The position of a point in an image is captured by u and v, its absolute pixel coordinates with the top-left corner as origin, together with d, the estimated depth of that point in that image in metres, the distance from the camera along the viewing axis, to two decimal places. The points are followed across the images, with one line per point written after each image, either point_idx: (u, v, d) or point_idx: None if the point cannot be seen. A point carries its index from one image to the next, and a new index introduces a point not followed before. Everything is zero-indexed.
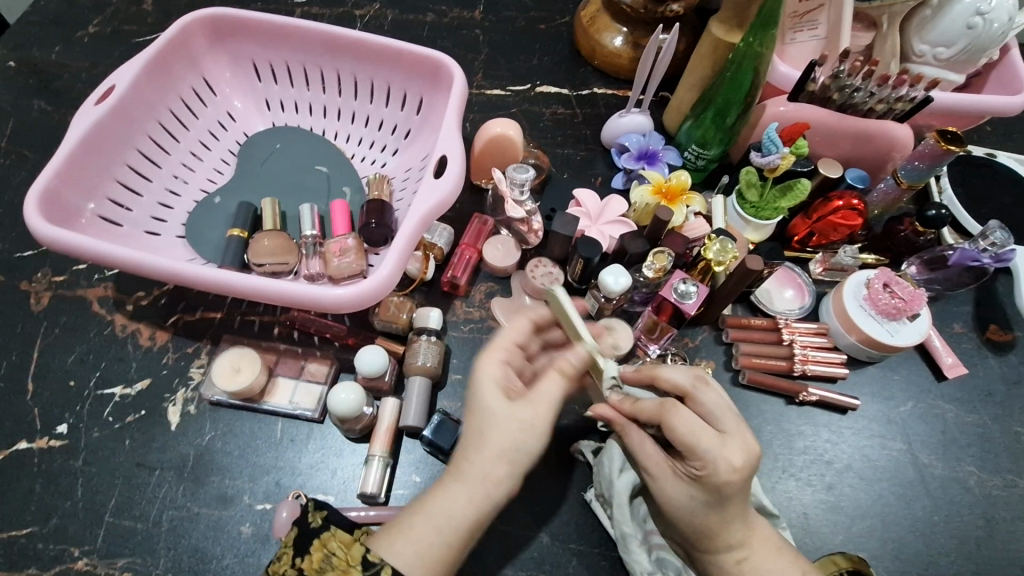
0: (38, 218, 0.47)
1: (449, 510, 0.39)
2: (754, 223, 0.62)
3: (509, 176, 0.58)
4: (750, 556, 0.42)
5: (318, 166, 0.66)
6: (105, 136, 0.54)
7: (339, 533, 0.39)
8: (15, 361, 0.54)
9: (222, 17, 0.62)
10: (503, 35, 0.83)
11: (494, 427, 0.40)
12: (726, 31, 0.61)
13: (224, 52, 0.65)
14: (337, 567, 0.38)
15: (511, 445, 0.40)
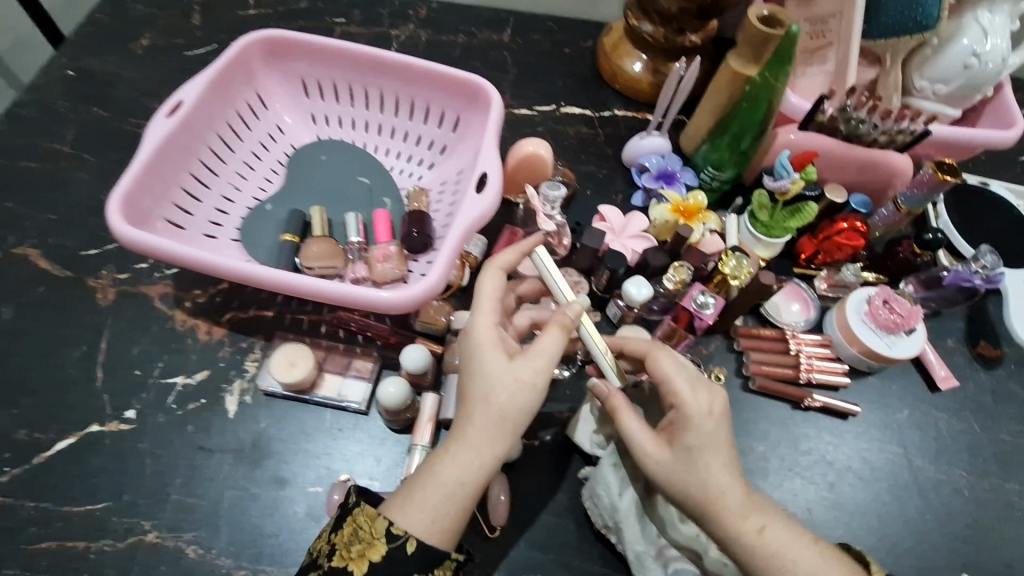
0: (120, 220, 0.52)
1: (455, 475, 0.43)
2: (766, 241, 0.67)
3: (542, 193, 0.64)
4: (765, 522, 0.43)
5: (361, 177, 0.71)
6: (174, 147, 0.59)
7: (365, 509, 0.44)
8: (85, 352, 0.58)
9: (278, 38, 0.67)
10: (530, 58, 0.89)
11: (496, 392, 0.44)
12: (743, 65, 0.66)
13: (277, 69, 0.70)
14: (365, 541, 0.42)
15: (513, 404, 0.44)
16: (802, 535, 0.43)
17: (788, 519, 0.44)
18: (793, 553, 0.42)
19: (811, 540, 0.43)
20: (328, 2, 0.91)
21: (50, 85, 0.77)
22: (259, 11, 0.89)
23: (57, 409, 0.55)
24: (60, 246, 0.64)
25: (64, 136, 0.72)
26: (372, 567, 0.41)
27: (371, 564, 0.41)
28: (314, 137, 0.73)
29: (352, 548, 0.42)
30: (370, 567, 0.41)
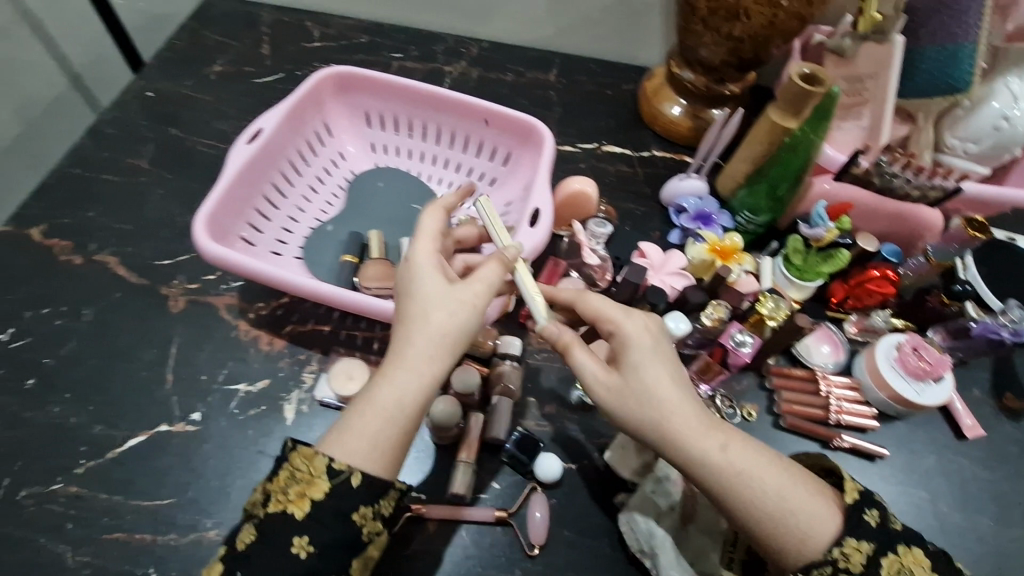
0: (206, 237, 0.56)
1: (394, 398, 0.46)
2: (798, 283, 0.70)
3: (590, 229, 0.71)
4: (727, 441, 0.46)
5: (415, 204, 0.75)
6: (252, 170, 0.64)
7: (298, 451, 0.45)
8: (156, 355, 0.62)
9: (349, 74, 0.73)
10: (574, 98, 0.94)
11: (437, 313, 0.47)
12: (781, 116, 0.70)
13: (344, 101, 0.76)
14: (304, 481, 0.44)
15: (450, 329, 0.47)
16: (761, 451, 0.46)
17: (746, 438, 0.47)
18: (756, 466, 0.45)
19: (768, 454, 0.46)
20: (387, 38, 0.98)
21: (131, 105, 0.82)
22: (323, 44, 0.95)
23: (130, 408, 0.59)
24: (136, 254, 0.69)
25: (142, 152, 0.78)
26: (314, 504, 0.43)
27: (314, 503, 0.43)
28: (372, 164, 0.78)
29: (289, 491, 0.44)
30: (313, 506, 0.43)
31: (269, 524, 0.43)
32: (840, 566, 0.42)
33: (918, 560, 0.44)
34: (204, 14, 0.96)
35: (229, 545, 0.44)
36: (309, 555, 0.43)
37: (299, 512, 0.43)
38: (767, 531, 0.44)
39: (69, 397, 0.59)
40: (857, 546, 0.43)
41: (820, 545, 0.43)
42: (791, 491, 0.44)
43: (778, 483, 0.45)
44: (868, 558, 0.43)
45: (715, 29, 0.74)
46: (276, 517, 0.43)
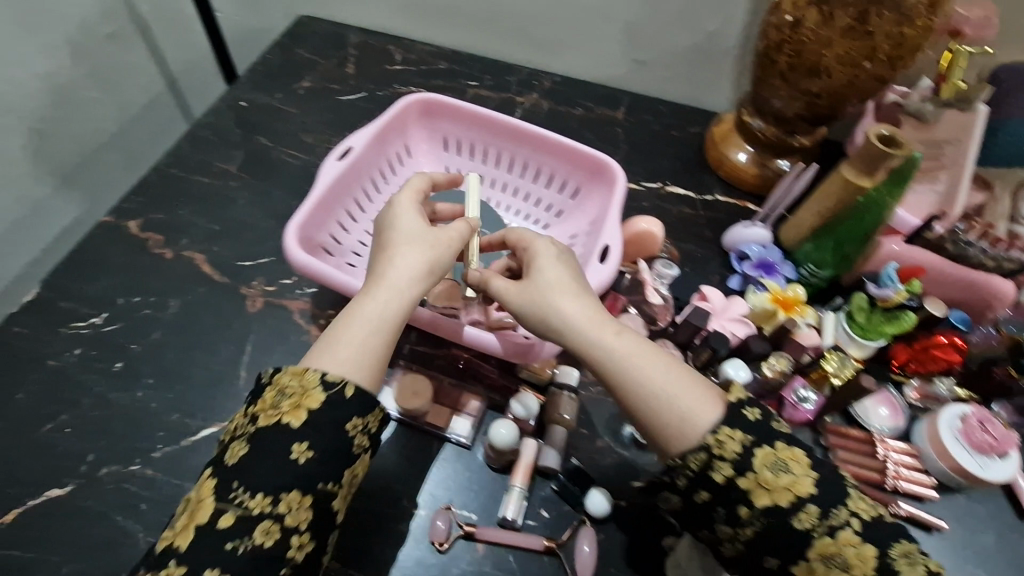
0: (296, 247, 0.60)
1: (378, 312, 0.50)
2: (860, 341, 0.70)
3: (656, 270, 0.73)
4: (626, 339, 0.51)
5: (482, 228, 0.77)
6: (339, 185, 0.68)
7: (287, 369, 0.47)
8: (232, 351, 0.66)
9: (434, 99, 0.76)
10: (640, 137, 0.97)
11: (414, 241, 0.54)
12: (855, 174, 0.70)
13: (425, 125, 0.79)
14: (296, 395, 0.45)
15: (428, 259, 0.54)
16: (657, 350, 0.51)
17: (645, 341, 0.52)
18: (648, 360, 0.50)
19: (662, 353, 0.51)
20: (464, 66, 1.02)
21: (225, 112, 0.88)
22: (405, 67, 1.00)
23: (205, 399, 0.62)
24: (221, 254, 0.73)
25: (232, 158, 0.83)
26: (310, 413, 0.45)
27: (310, 411, 0.45)
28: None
29: (282, 405, 0.45)
30: (309, 414, 0.45)
31: (262, 437, 0.44)
32: (713, 452, 0.46)
33: (798, 459, 0.46)
34: (297, 32, 1.02)
35: (215, 468, 0.45)
36: (308, 461, 0.44)
37: (295, 422, 0.45)
38: (658, 418, 0.48)
39: (151, 382, 0.62)
40: (730, 433, 0.46)
41: (700, 428, 0.47)
42: (679, 381, 0.49)
43: (666, 375, 0.49)
44: (742, 446, 0.46)
45: (793, 83, 0.76)
46: (270, 430, 0.44)
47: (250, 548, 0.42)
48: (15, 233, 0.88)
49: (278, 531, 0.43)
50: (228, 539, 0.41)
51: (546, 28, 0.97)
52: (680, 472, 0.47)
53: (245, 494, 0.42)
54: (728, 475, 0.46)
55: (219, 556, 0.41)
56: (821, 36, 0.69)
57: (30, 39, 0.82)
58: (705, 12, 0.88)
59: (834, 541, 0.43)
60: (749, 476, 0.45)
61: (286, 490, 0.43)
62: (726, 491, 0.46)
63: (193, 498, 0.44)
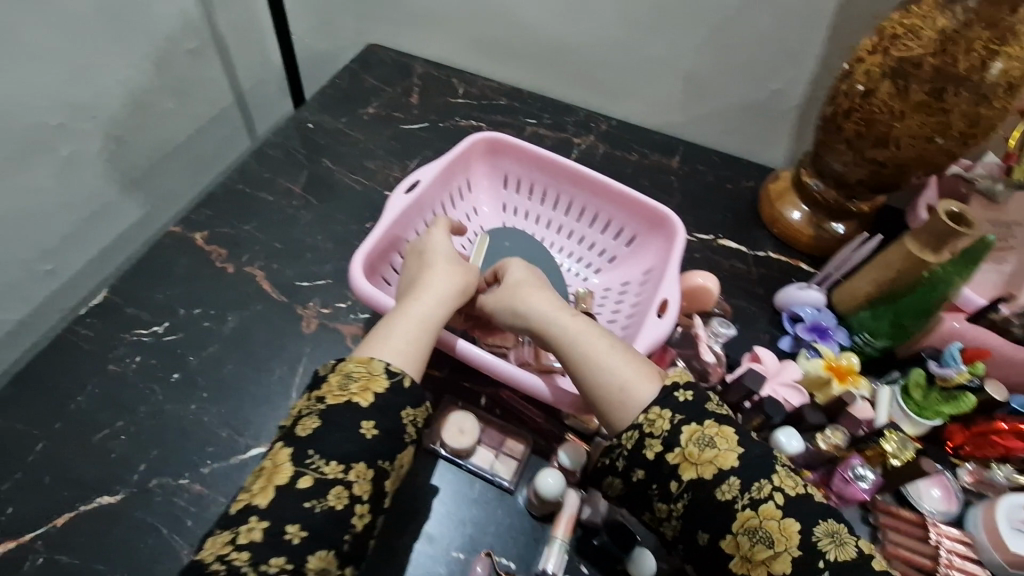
0: (362, 277, 0.62)
1: (421, 312, 0.59)
2: (915, 419, 0.68)
3: (711, 326, 0.74)
4: (582, 328, 0.61)
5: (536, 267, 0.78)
6: (405, 217, 0.70)
7: (353, 358, 0.54)
8: (285, 370, 0.66)
9: (500, 139, 0.79)
10: (694, 187, 0.97)
11: (446, 259, 0.64)
12: (919, 249, 0.69)
13: (488, 163, 0.82)
14: (362, 380, 0.52)
15: (454, 269, 0.63)
16: (610, 339, 0.61)
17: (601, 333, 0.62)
18: (601, 344, 0.60)
19: (614, 343, 0.60)
20: (523, 103, 1.04)
21: (293, 132, 0.91)
22: (466, 100, 1.02)
23: (256, 417, 0.63)
24: (281, 272, 0.74)
25: (297, 178, 0.85)
26: (376, 396, 0.51)
27: (376, 393, 0.52)
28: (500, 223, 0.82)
29: (350, 387, 0.51)
30: (375, 396, 0.51)
31: (332, 412, 0.50)
32: (645, 430, 0.54)
33: (726, 436, 0.53)
34: (365, 59, 1.05)
35: (285, 442, 0.50)
36: (374, 437, 0.50)
37: (363, 402, 0.51)
38: (607, 399, 0.57)
39: (205, 396, 0.63)
40: (660, 412, 0.54)
41: (643, 399, 0.56)
42: (624, 362, 0.58)
43: (614, 355, 0.58)
44: (672, 424, 0.54)
45: (858, 150, 0.76)
46: (340, 407, 0.50)
47: (325, 509, 0.47)
48: (81, 232, 0.90)
49: (346, 497, 0.48)
50: (306, 499, 0.47)
51: (608, 73, 0.99)
52: (621, 453, 0.55)
53: (321, 460, 0.48)
54: (659, 452, 0.53)
55: (299, 513, 0.46)
56: (891, 108, 0.70)
57: (119, 50, 0.85)
58: (770, 71, 0.90)
59: (756, 514, 0.50)
60: (677, 451, 0.53)
61: (355, 460, 0.49)
62: (657, 467, 0.53)
63: (268, 464, 0.49)
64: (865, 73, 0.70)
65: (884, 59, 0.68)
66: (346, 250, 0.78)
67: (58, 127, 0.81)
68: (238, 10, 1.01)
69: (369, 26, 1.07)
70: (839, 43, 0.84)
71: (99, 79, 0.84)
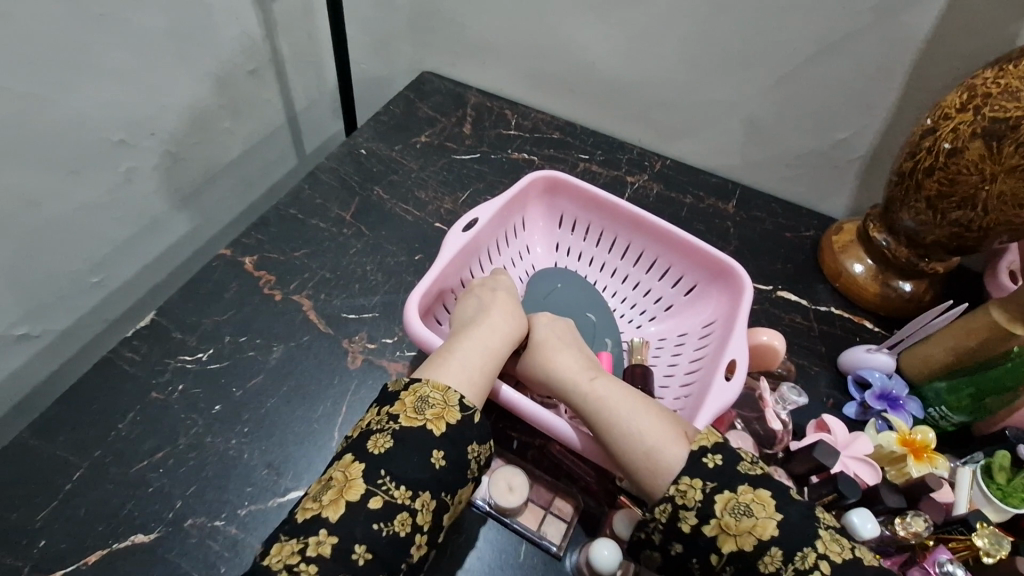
0: (417, 319, 0.60)
1: (480, 348, 0.58)
2: (999, 505, 0.62)
3: (782, 392, 0.67)
4: (602, 381, 0.59)
5: (589, 313, 0.74)
6: (460, 256, 0.69)
7: (430, 382, 0.53)
8: (329, 408, 0.64)
9: (559, 178, 0.77)
10: (751, 234, 0.93)
11: (502, 302, 0.64)
12: (1008, 321, 0.64)
13: (544, 202, 0.80)
14: (437, 405, 0.52)
15: (515, 306, 0.64)
16: (635, 394, 0.58)
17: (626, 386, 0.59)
18: (620, 399, 0.57)
19: (639, 398, 0.58)
20: (577, 139, 1.02)
21: (346, 158, 0.90)
22: (519, 133, 1.01)
23: (297, 456, 0.60)
24: (328, 303, 0.73)
25: (349, 205, 0.84)
26: (451, 426, 0.51)
27: (449, 423, 0.51)
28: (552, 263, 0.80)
29: (425, 412, 0.51)
30: (448, 427, 0.51)
31: (405, 435, 0.50)
32: (677, 502, 0.51)
33: (763, 502, 0.49)
34: (420, 88, 1.05)
35: (354, 455, 0.50)
36: (442, 467, 0.50)
37: (435, 430, 0.51)
38: (629, 458, 0.54)
39: (246, 431, 0.61)
40: (690, 482, 0.51)
41: (666, 464, 0.52)
42: (645, 419, 0.55)
43: (635, 413, 0.56)
44: (704, 493, 0.50)
45: (938, 211, 0.72)
46: (415, 431, 0.50)
47: (390, 534, 0.47)
48: (129, 246, 0.89)
49: (410, 524, 0.48)
50: (375, 521, 0.46)
51: (668, 114, 0.96)
52: (653, 526, 0.52)
53: (392, 483, 0.48)
54: (694, 524, 0.50)
55: (366, 534, 0.46)
56: (981, 169, 0.66)
57: (184, 69, 0.86)
58: (840, 121, 0.86)
59: None
60: (712, 522, 0.49)
61: (422, 489, 0.49)
62: (694, 540, 0.50)
63: (337, 475, 0.49)
64: (952, 131, 0.67)
65: (975, 117, 0.65)
66: (396, 283, 0.76)
67: (120, 142, 0.81)
68: (300, 35, 1.03)
69: (426, 54, 1.07)
70: (917, 97, 0.80)
71: (162, 96, 0.84)
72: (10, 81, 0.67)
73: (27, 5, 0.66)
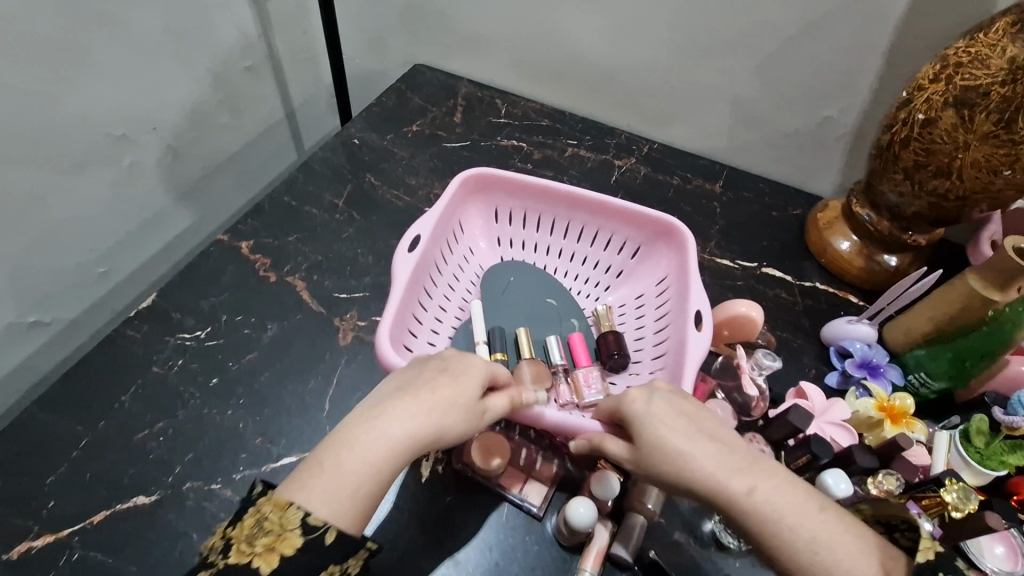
0: (389, 352, 0.59)
1: (370, 450, 0.46)
2: (976, 468, 0.63)
3: (755, 357, 0.68)
4: (758, 487, 0.46)
5: (549, 298, 0.77)
6: (414, 279, 0.68)
7: (271, 497, 0.44)
8: (320, 382, 0.67)
9: (486, 173, 0.77)
10: (738, 213, 0.95)
11: (428, 394, 0.49)
12: (984, 286, 0.65)
13: (475, 198, 0.80)
14: (270, 534, 0.44)
15: (445, 403, 0.49)
16: (805, 500, 0.46)
17: (787, 484, 0.47)
18: (797, 516, 0.45)
19: (813, 505, 0.46)
20: (566, 125, 1.04)
21: (339, 148, 0.93)
22: (508, 121, 1.03)
23: (289, 426, 0.63)
24: (321, 284, 0.75)
25: (341, 192, 0.87)
26: (282, 560, 0.43)
27: (280, 558, 0.43)
28: (499, 258, 0.81)
29: (256, 544, 0.44)
30: (281, 561, 0.43)
31: (231, 571, 0.43)
32: None
33: None
34: (413, 80, 1.08)
35: None
36: None
37: (267, 565, 0.43)
38: None
39: (242, 403, 0.64)
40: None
41: None
42: (831, 539, 0.44)
43: (819, 530, 0.44)
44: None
45: (916, 181, 0.72)
46: (240, 566, 0.43)
47: None
48: (135, 238, 0.93)
49: None
50: None
51: (653, 98, 0.98)
52: None
53: None
54: None
55: None
56: (955, 138, 0.66)
57: (181, 66, 0.89)
58: (822, 100, 0.87)
59: None
60: None
61: None
62: None
63: None
64: (926, 101, 0.67)
65: (947, 87, 0.65)
66: (385, 265, 0.79)
67: (121, 137, 0.84)
68: (295, 32, 1.06)
69: (418, 47, 1.10)
70: (896, 72, 0.81)
71: (161, 93, 0.87)
72: (16, 79, 0.71)
73: (29, 6, 0.69)
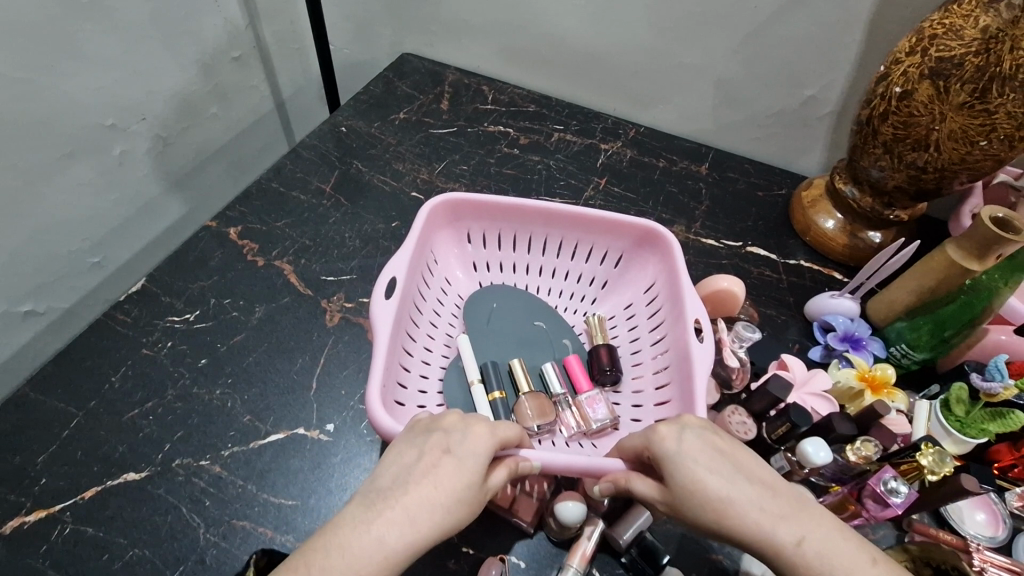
0: (380, 409, 0.55)
1: (363, 551, 0.42)
2: (957, 436, 0.64)
3: (737, 330, 0.70)
4: (808, 536, 0.43)
5: (537, 321, 0.77)
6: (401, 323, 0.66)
7: None
8: (307, 361, 0.68)
9: (456, 199, 0.76)
10: (723, 193, 0.95)
11: (425, 488, 0.45)
12: (964, 257, 0.65)
13: (448, 225, 0.79)
14: None
15: (444, 498, 0.45)
16: (857, 548, 0.43)
17: (836, 529, 0.44)
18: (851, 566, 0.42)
19: (865, 555, 0.43)
20: (552, 111, 1.05)
21: (328, 135, 0.94)
22: (495, 107, 1.04)
23: (276, 404, 0.64)
24: (309, 267, 0.77)
25: (328, 177, 0.88)
26: None
27: None
28: (477, 284, 0.81)
29: None
30: None
31: None
32: None
33: None
34: (401, 68, 1.09)
35: None
36: None
37: None
38: None
39: (230, 382, 0.65)
40: None
41: None
42: None
43: None
44: None
45: (896, 155, 0.73)
46: None
47: None
48: (127, 226, 0.95)
49: None
50: None
51: (639, 82, 0.99)
52: None
53: None
54: None
55: None
56: (932, 109, 0.67)
57: (168, 54, 0.90)
58: (805, 79, 0.88)
59: None
60: None
61: None
62: None
63: None
64: (902, 75, 0.68)
65: (923, 59, 0.65)
66: (372, 248, 0.80)
67: (111, 126, 0.85)
68: (283, 23, 1.06)
69: (404, 35, 1.11)
70: (878, 48, 0.81)
71: (150, 82, 0.88)
72: (7, 68, 0.71)
73: None
